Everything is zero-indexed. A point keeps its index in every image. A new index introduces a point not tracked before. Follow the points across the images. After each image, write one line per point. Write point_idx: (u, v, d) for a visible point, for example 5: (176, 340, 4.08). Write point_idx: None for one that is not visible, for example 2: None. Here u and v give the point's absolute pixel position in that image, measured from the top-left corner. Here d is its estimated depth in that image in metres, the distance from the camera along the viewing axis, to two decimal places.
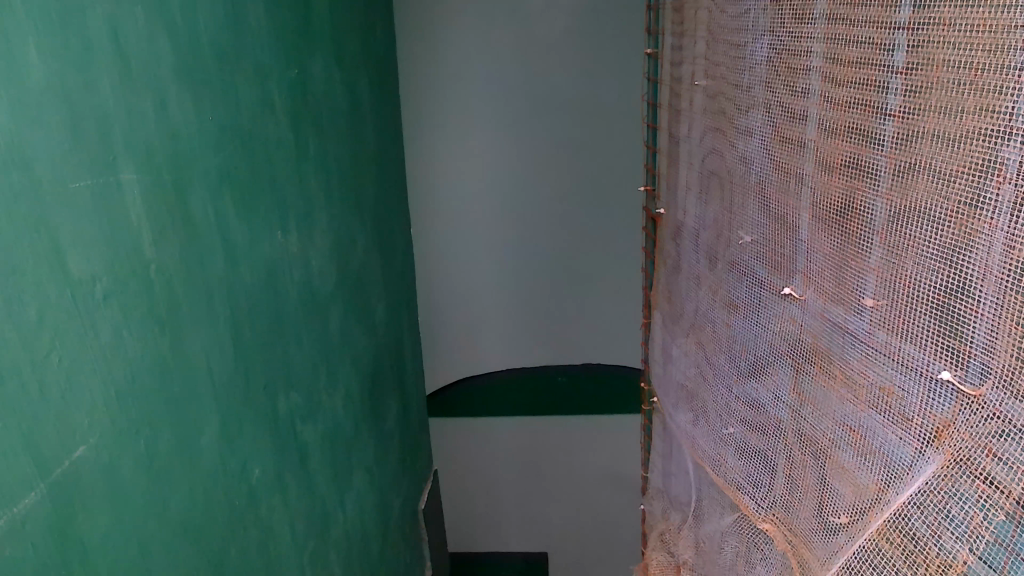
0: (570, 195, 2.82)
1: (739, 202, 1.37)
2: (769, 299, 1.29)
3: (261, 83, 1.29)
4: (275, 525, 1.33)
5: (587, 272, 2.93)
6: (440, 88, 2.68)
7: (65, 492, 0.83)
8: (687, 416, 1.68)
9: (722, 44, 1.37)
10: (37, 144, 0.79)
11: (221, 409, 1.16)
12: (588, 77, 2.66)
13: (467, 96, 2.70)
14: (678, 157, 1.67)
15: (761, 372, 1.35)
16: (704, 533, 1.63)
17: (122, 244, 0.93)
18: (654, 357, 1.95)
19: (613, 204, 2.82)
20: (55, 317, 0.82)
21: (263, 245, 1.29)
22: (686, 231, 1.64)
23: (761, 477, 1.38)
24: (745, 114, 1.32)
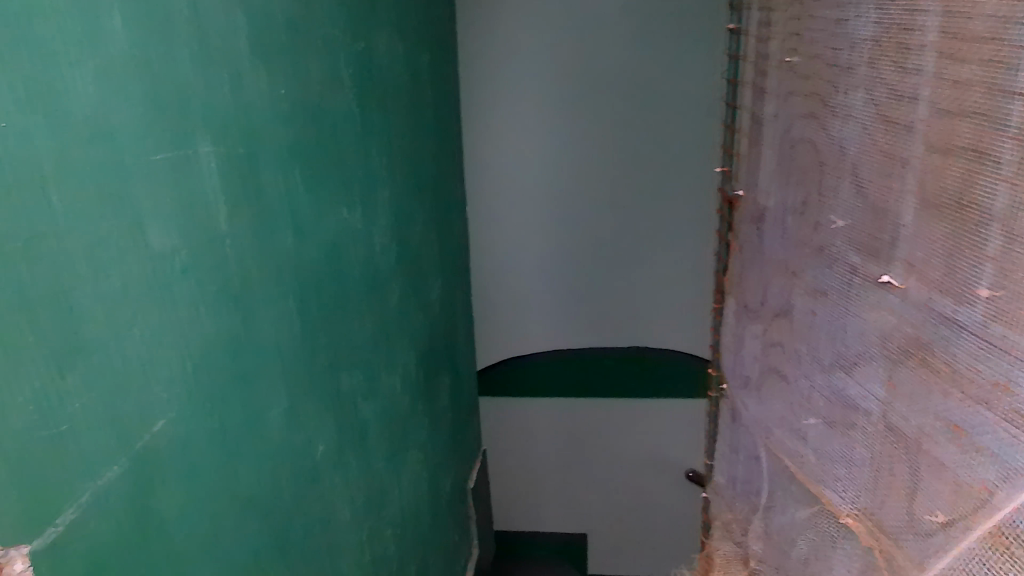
0: (628, 176, 2.76)
1: (832, 185, 1.32)
2: (862, 288, 1.24)
3: (329, 55, 1.26)
4: (336, 503, 1.33)
5: (643, 255, 2.87)
6: (496, 64, 2.65)
7: (145, 468, 0.84)
8: (765, 405, 1.65)
9: (817, 22, 1.33)
10: (120, 117, 0.79)
11: (289, 386, 1.15)
12: (649, 55, 2.59)
13: (522, 72, 2.65)
14: (761, 139, 1.62)
15: (849, 364, 1.30)
16: (775, 524, 1.61)
17: (199, 217, 0.92)
18: (726, 344, 1.92)
19: (672, 186, 2.76)
20: (137, 291, 0.82)
21: (329, 220, 1.27)
22: (768, 215, 1.60)
23: (844, 472, 1.34)
24: (842, 94, 1.26)
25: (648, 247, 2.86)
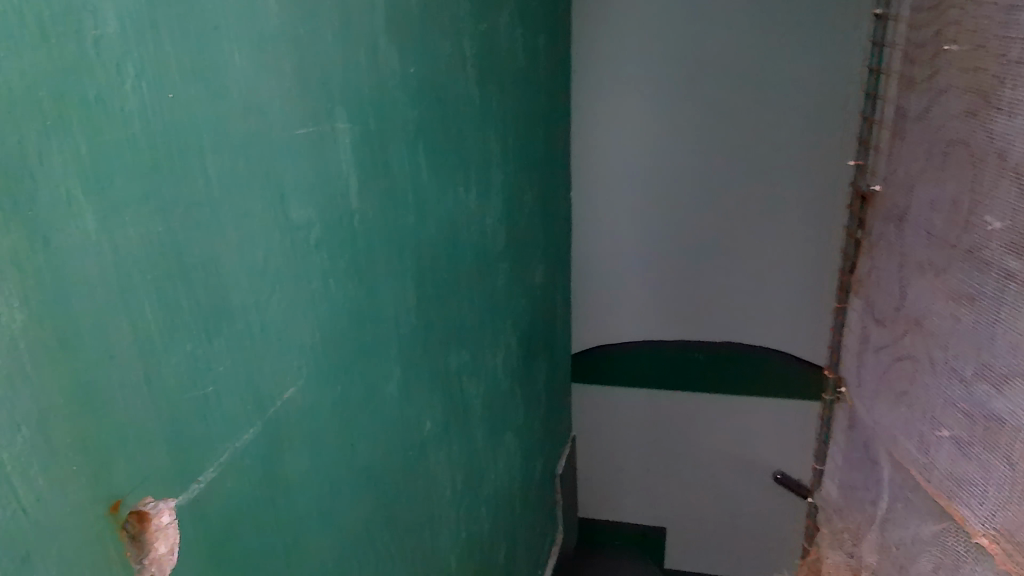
0: (737, 168, 2.65)
1: (988, 187, 1.25)
2: (1018, 298, 1.19)
3: (456, 36, 1.27)
4: (439, 480, 1.35)
5: (748, 249, 2.75)
6: (607, 45, 2.60)
7: (275, 432, 0.87)
8: (891, 411, 1.59)
9: (983, 13, 1.26)
10: (270, 90, 0.81)
11: (404, 362, 1.18)
12: (769, 39, 2.45)
13: (633, 54, 2.59)
14: (907, 134, 1.56)
15: (996, 377, 1.24)
16: (899, 534, 1.58)
17: (334, 190, 0.94)
18: (849, 345, 1.87)
19: (784, 179, 2.62)
20: (277, 262, 0.84)
21: (447, 200, 1.29)
22: (909, 215, 1.53)
23: (982, 489, 1.30)
24: (1009, 89, 1.19)
25: (754, 243, 2.74)
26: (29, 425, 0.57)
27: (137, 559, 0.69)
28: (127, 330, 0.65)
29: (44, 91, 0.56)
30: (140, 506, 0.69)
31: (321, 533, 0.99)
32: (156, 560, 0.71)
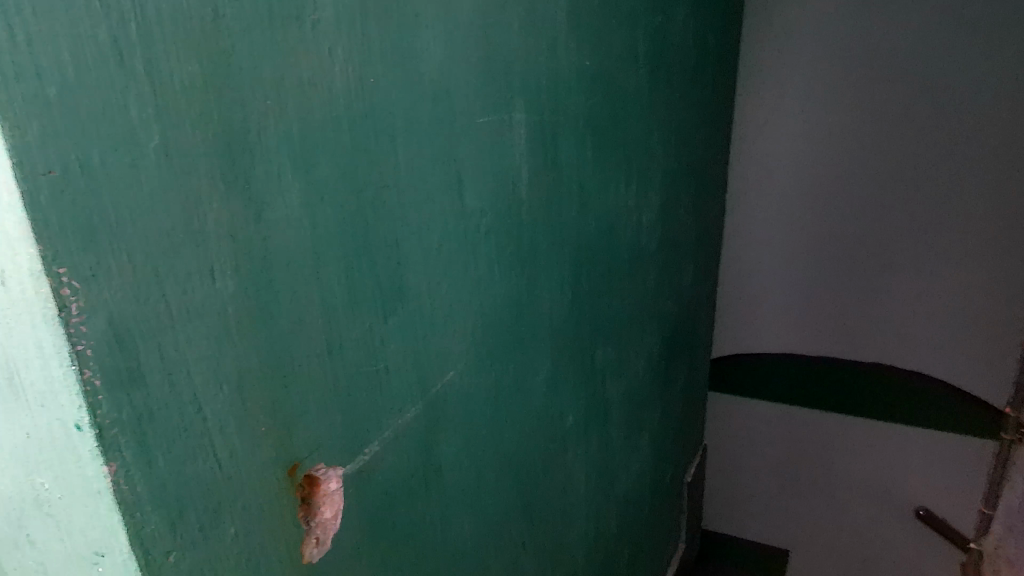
0: (908, 183, 2.43)
1: None
2: None
3: (634, 30, 1.26)
4: (575, 475, 1.36)
5: (913, 268, 2.53)
6: (779, 37, 2.48)
7: (433, 412, 0.90)
8: None
9: None
10: (459, 78, 0.84)
11: (554, 352, 1.20)
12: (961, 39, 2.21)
13: (805, 48, 2.44)
14: None
15: None
16: None
17: (507, 179, 0.97)
18: None
19: (963, 196, 2.37)
20: (450, 246, 0.87)
21: (609, 196, 1.29)
22: None
23: None
24: None
25: (919, 267, 2.52)
26: (231, 383, 0.61)
27: (307, 520, 0.73)
28: (318, 302, 0.69)
29: (267, 70, 0.59)
30: (313, 471, 0.72)
31: (465, 514, 1.01)
32: (322, 524, 0.75)
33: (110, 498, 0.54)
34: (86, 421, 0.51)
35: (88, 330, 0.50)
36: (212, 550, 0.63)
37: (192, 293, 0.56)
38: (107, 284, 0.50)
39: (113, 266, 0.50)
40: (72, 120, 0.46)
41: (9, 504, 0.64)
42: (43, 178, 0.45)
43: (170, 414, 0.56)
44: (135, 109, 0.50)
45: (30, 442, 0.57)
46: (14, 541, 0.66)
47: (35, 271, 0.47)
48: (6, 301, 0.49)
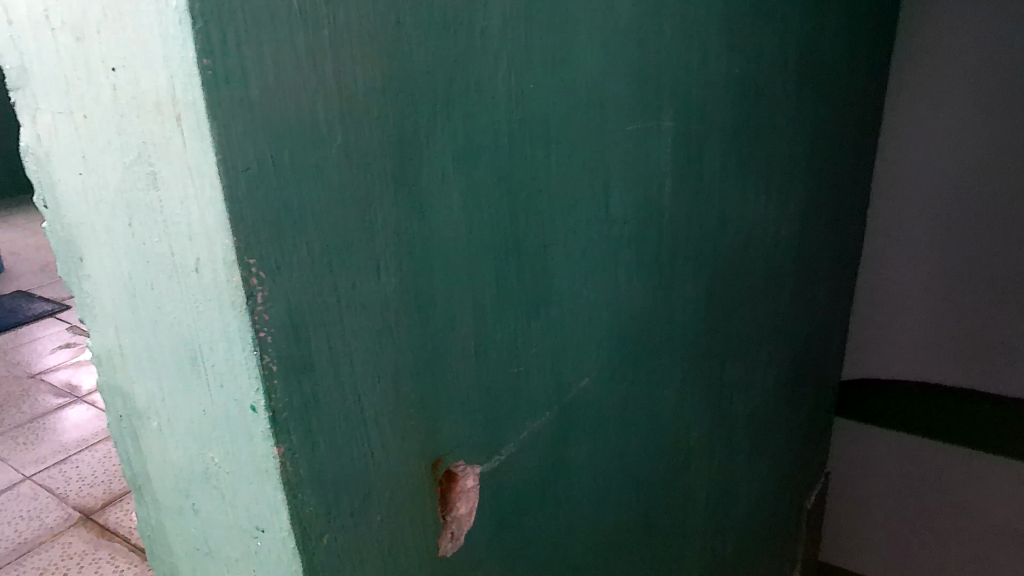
0: None
1: None
2: None
3: (783, 40, 1.24)
4: (697, 491, 1.34)
5: None
6: (939, 44, 2.28)
7: (566, 415, 0.92)
8: None
9: None
10: (612, 88, 0.85)
11: (685, 363, 1.20)
12: None
13: (969, 57, 2.24)
14: None
15: None
16: None
17: (650, 187, 0.98)
18: None
19: None
20: (592, 253, 0.89)
21: (748, 208, 1.28)
22: None
23: None
24: None
25: None
26: (387, 376, 0.64)
27: (443, 513, 0.75)
28: (470, 301, 0.71)
29: (439, 75, 0.62)
30: (453, 467, 0.75)
31: (589, 522, 1.02)
32: (457, 519, 0.77)
33: (276, 478, 0.57)
34: (261, 403, 0.54)
35: (269, 319, 0.52)
36: (358, 536, 0.65)
37: (359, 288, 0.59)
38: (288, 276, 0.53)
39: (294, 259, 0.53)
40: (268, 120, 0.49)
41: (182, 474, 0.69)
42: (241, 174, 0.48)
43: (332, 402, 0.59)
44: (322, 110, 0.52)
45: (205, 418, 0.61)
46: (186, 509, 0.72)
47: (228, 261, 0.50)
48: (201, 287, 0.53)
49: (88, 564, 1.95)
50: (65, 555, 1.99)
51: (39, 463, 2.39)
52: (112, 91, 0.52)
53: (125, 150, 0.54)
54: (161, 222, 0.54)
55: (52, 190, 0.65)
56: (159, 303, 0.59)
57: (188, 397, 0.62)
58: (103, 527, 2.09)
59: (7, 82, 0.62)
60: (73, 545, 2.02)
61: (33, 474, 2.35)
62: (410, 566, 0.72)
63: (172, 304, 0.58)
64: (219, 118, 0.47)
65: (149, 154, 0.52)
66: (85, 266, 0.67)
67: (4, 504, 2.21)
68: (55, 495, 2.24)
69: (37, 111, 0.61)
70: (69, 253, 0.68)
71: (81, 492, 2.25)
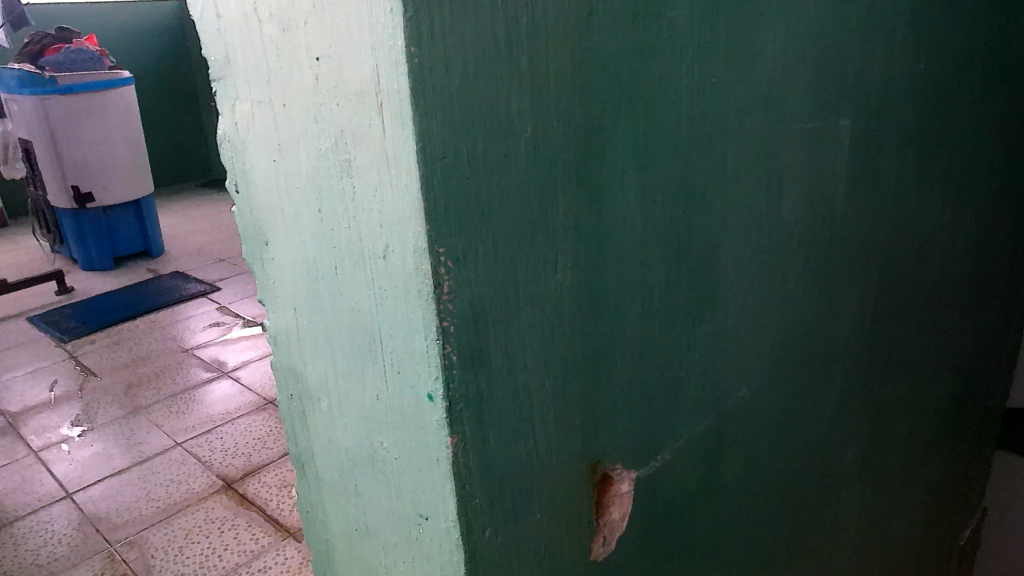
0: None
1: None
2: None
3: (972, 36, 1.14)
4: (843, 516, 1.26)
5: None
6: None
7: (720, 426, 0.88)
8: None
9: None
10: (792, 83, 0.81)
11: (843, 380, 1.13)
12: None
13: None
14: None
15: None
16: None
17: (823, 191, 0.93)
18: None
19: None
20: (760, 257, 0.85)
21: (922, 218, 1.19)
22: None
23: None
24: None
25: None
26: (555, 373, 0.63)
27: (596, 517, 0.74)
28: (638, 302, 0.69)
29: (624, 67, 0.60)
30: (609, 471, 0.73)
31: (736, 539, 0.98)
32: (608, 523, 0.75)
33: (446, 468, 0.57)
34: (439, 391, 0.54)
35: (453, 309, 0.52)
36: (517, 533, 0.64)
37: (537, 282, 0.58)
38: (474, 267, 0.53)
39: (480, 251, 0.53)
40: (465, 111, 0.49)
41: (348, 457, 0.71)
42: (438, 163, 0.48)
43: (504, 396, 0.59)
44: (515, 102, 0.52)
45: (378, 403, 0.62)
46: (348, 490, 0.74)
47: (419, 249, 0.50)
48: (387, 274, 0.54)
49: (226, 530, 1.87)
50: (207, 520, 1.91)
51: (188, 431, 2.32)
52: (314, 80, 0.54)
53: (321, 137, 0.55)
54: (351, 208, 0.55)
55: (243, 175, 0.68)
56: (342, 288, 0.60)
57: (363, 382, 0.63)
58: (243, 495, 2.01)
59: (210, 73, 0.66)
60: (215, 510, 1.94)
61: (183, 441, 2.27)
62: (562, 569, 0.71)
63: (354, 289, 0.59)
64: (422, 106, 0.47)
65: (345, 142, 0.53)
66: (271, 250, 0.70)
67: (152, 466, 2.14)
68: (199, 461, 2.16)
69: (238, 100, 0.64)
70: (255, 237, 0.71)
71: (224, 462, 2.16)
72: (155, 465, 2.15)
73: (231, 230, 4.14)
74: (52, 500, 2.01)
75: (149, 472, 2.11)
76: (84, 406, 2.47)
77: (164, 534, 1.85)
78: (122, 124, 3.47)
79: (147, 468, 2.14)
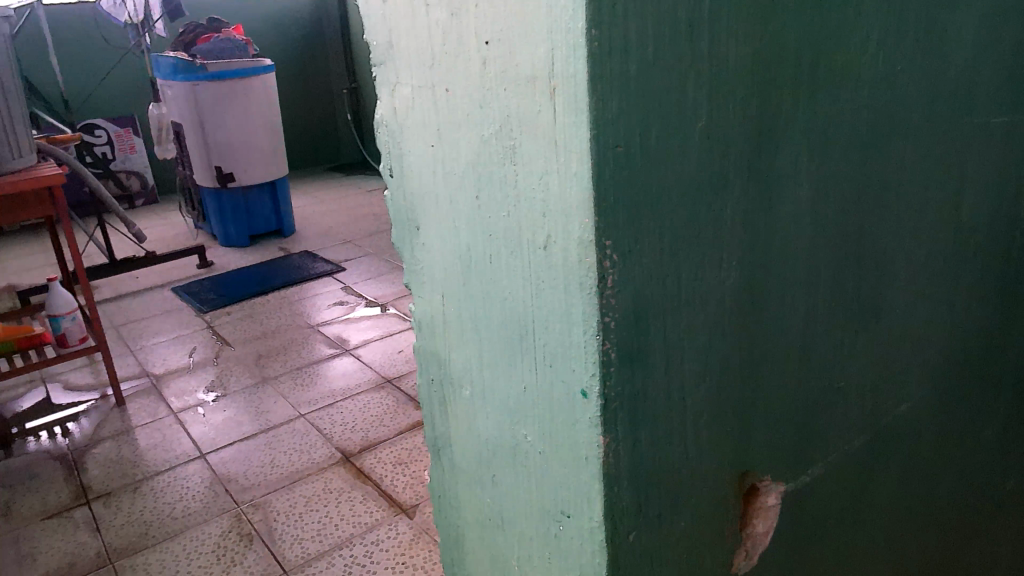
0: None
1: None
2: None
3: None
4: (999, 547, 1.16)
5: None
6: None
7: (876, 442, 0.82)
8: None
9: None
10: (983, 75, 0.73)
11: (1010, 400, 1.03)
12: None
13: None
14: None
15: None
16: None
17: (1006, 193, 0.84)
18: None
19: None
20: (933, 263, 0.78)
21: None
22: None
23: None
24: None
25: None
26: (711, 377, 0.60)
27: (740, 528, 0.70)
28: (800, 305, 0.65)
29: (806, 54, 0.56)
30: (757, 482, 0.70)
31: (884, 563, 0.91)
32: (753, 536, 0.72)
33: (596, 467, 0.56)
34: (594, 388, 0.53)
35: (615, 304, 0.50)
36: (661, 539, 0.62)
37: (699, 280, 0.55)
38: (638, 262, 0.50)
39: (646, 245, 0.50)
40: (641, 98, 0.47)
41: (487, 447, 0.71)
42: (611, 152, 0.46)
43: (658, 398, 0.56)
44: (692, 89, 0.49)
45: (525, 396, 0.61)
46: (485, 479, 0.74)
47: (584, 242, 0.48)
48: (546, 265, 0.53)
49: (343, 501, 1.66)
50: (326, 489, 1.72)
51: (313, 402, 2.15)
52: (480, 65, 0.53)
53: (484, 123, 0.54)
54: (512, 196, 0.54)
55: (399, 159, 0.69)
56: (495, 278, 0.60)
57: (511, 373, 0.62)
58: (361, 469, 1.79)
59: (372, 58, 0.66)
60: (333, 480, 1.75)
61: (307, 412, 2.09)
62: None
63: (509, 279, 0.58)
64: (599, 93, 0.45)
65: (511, 128, 0.52)
66: (422, 235, 0.70)
67: (277, 433, 1.97)
68: (321, 433, 1.97)
69: (398, 84, 0.64)
70: (406, 222, 0.71)
71: (346, 434, 1.95)
72: (279, 433, 1.98)
73: (358, 214, 4.23)
74: (184, 459, 1.88)
75: (275, 439, 1.95)
76: (218, 371, 2.40)
77: (286, 500, 1.68)
78: (263, 109, 3.60)
79: (273, 435, 1.97)
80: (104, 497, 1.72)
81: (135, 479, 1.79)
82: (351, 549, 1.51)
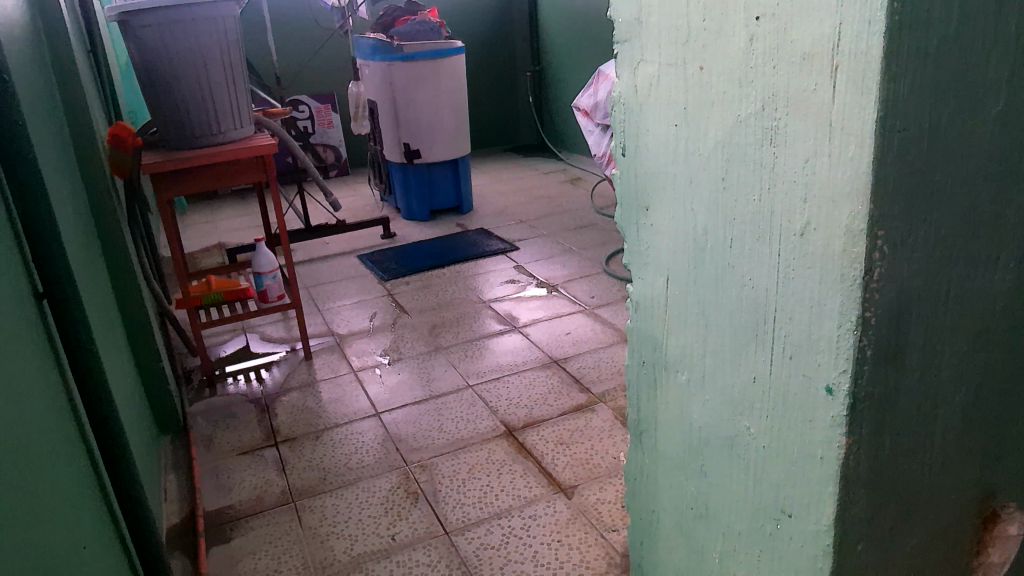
0: None
1: None
2: None
3: None
4: None
5: None
6: None
7: None
8: None
9: None
10: None
11: None
12: None
13: None
14: None
15: None
16: None
17: None
18: None
19: None
20: None
21: None
22: None
23: None
24: None
25: None
26: (967, 387, 0.55)
27: (974, 557, 0.64)
28: None
29: None
30: (999, 508, 0.63)
31: None
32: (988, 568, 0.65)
33: (832, 468, 0.53)
34: (843, 385, 0.50)
35: (878, 299, 0.47)
36: (890, 554, 0.58)
37: (969, 281, 0.51)
38: (909, 256, 0.47)
39: (919, 238, 0.47)
40: (936, 79, 0.43)
41: (700, 435, 0.70)
42: (896, 134, 0.43)
43: (908, 403, 0.53)
44: (992, 69, 0.45)
45: (754, 387, 0.59)
46: (693, 468, 0.73)
47: (854, 230, 0.46)
48: (802, 254, 0.50)
49: (504, 473, 1.67)
50: (488, 460, 1.73)
51: (480, 375, 2.18)
52: (747, 41, 0.51)
53: (744, 102, 0.53)
54: (768, 179, 0.52)
55: (634, 138, 0.68)
56: (735, 263, 0.58)
57: (740, 362, 0.61)
58: (523, 444, 1.78)
59: (618, 35, 0.66)
60: (496, 453, 1.75)
61: (474, 384, 2.13)
62: None
63: (753, 265, 0.56)
64: (892, 69, 0.42)
65: (776, 108, 0.50)
66: (650, 216, 0.69)
67: (446, 402, 2.02)
68: (486, 405, 1.99)
69: (644, 62, 0.64)
70: (634, 203, 0.71)
71: (510, 409, 1.96)
72: (448, 401, 2.02)
73: (534, 194, 4.27)
74: (362, 416, 1.97)
75: (443, 407, 1.99)
76: (394, 338, 2.52)
77: (452, 465, 1.71)
78: (452, 91, 3.71)
79: (442, 402, 2.02)
80: (289, 442, 1.85)
81: (317, 429, 1.90)
82: (509, 520, 1.51)
